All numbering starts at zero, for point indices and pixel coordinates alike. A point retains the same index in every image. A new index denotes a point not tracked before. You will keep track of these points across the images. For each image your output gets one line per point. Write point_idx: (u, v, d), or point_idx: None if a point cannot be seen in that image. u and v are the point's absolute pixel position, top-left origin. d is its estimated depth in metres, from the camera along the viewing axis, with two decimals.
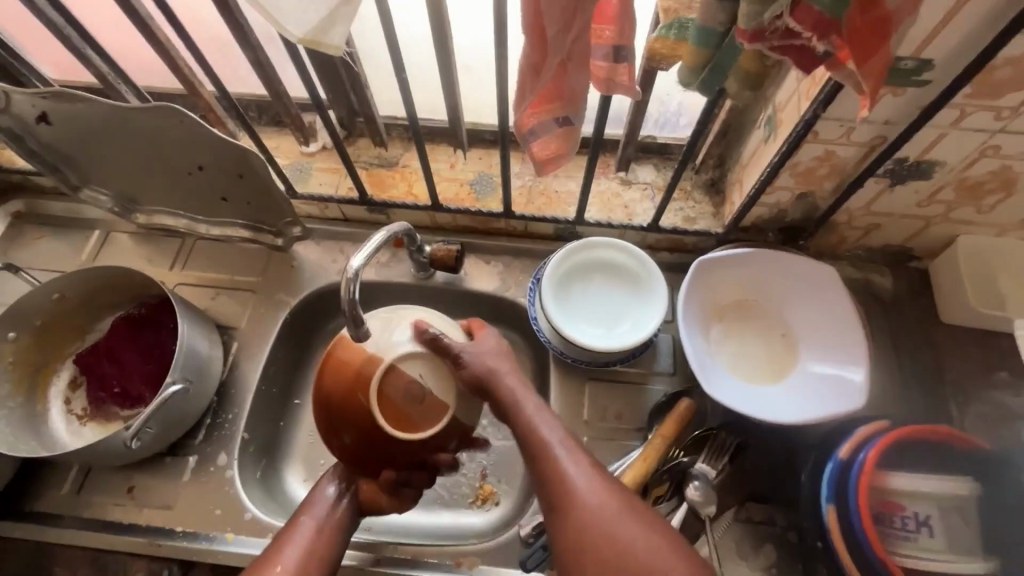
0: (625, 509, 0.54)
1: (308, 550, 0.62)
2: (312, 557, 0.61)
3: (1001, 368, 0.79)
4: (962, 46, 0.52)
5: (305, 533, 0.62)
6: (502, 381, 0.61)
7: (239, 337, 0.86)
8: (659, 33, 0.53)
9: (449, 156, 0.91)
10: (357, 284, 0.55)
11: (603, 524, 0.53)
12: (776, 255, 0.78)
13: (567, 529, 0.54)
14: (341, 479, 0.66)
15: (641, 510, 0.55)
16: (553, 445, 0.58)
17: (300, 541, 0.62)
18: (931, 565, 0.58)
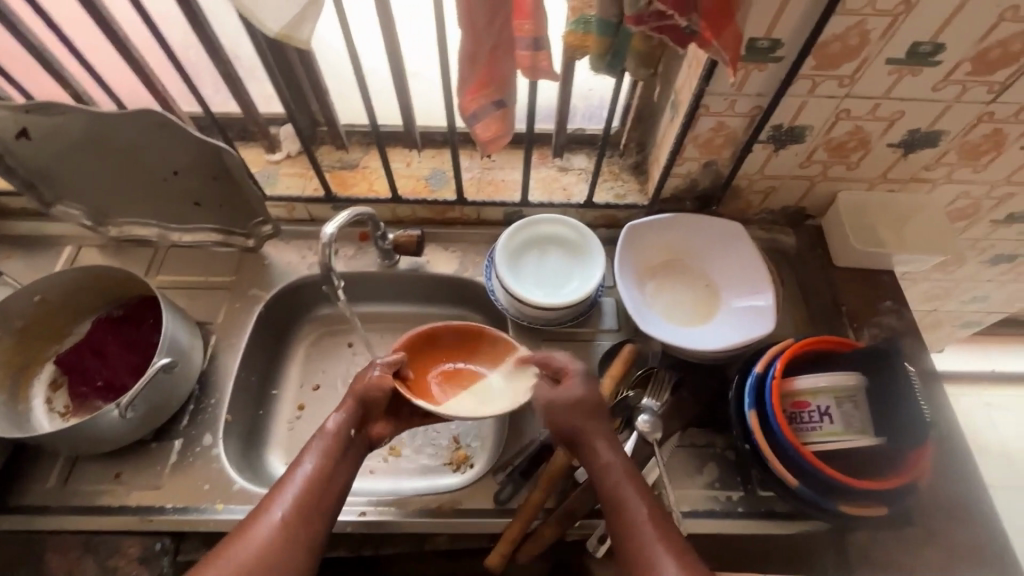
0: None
1: (320, 464, 0.67)
2: (322, 475, 0.67)
3: (886, 298, 0.94)
4: (800, 28, 0.67)
5: (316, 446, 0.69)
6: (589, 440, 0.70)
7: (216, 331, 0.92)
8: (571, 29, 0.64)
9: (405, 156, 1.01)
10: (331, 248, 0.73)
11: None
12: (690, 216, 0.91)
13: None
14: (352, 414, 0.73)
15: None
16: (638, 521, 0.63)
17: (315, 450, 0.69)
18: (830, 446, 0.70)
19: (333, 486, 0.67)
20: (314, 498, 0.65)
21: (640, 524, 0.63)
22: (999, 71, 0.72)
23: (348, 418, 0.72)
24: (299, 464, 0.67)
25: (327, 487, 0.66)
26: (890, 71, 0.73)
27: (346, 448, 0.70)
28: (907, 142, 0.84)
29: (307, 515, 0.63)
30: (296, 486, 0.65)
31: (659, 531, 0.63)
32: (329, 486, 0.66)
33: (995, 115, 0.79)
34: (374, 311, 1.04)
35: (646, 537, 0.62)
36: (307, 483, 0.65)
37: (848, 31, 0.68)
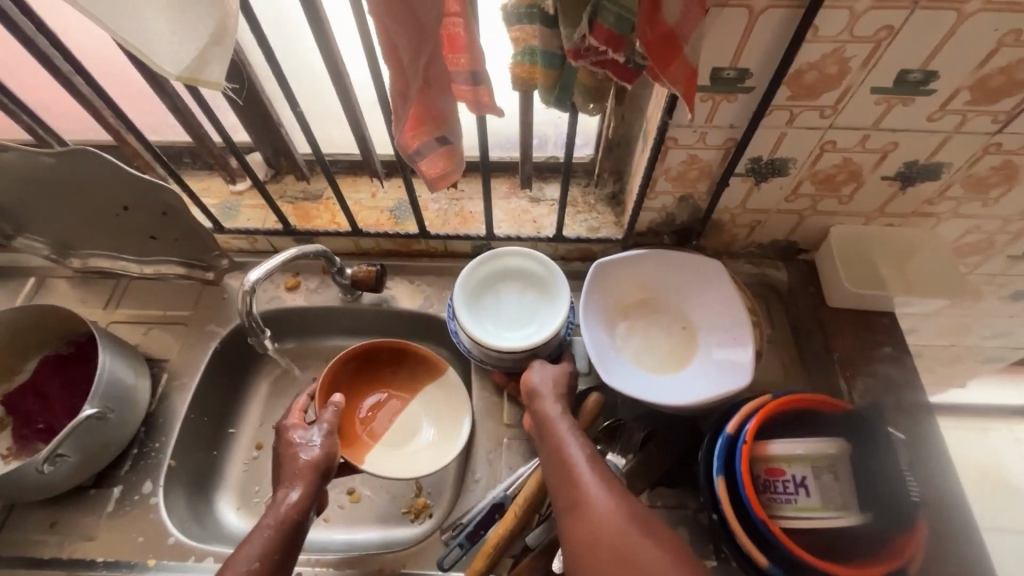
0: (633, 515, 0.57)
1: (281, 519, 0.65)
2: (286, 526, 0.64)
3: (884, 343, 0.85)
4: (768, 57, 0.61)
5: (265, 530, 0.63)
6: (543, 397, 0.72)
7: (168, 369, 0.89)
8: (516, 60, 0.58)
9: (370, 187, 0.97)
10: (251, 296, 0.72)
11: (610, 523, 0.56)
12: (665, 253, 0.85)
13: (578, 529, 0.57)
14: (306, 485, 0.68)
15: (658, 537, 0.55)
16: (576, 459, 0.63)
17: (263, 535, 0.63)
18: (806, 523, 0.63)
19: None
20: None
21: (575, 458, 0.63)
22: (1003, 99, 0.64)
23: (301, 488, 0.68)
24: (247, 546, 0.62)
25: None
26: (877, 100, 0.65)
27: (299, 533, 0.65)
28: (904, 175, 0.76)
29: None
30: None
31: (594, 467, 0.62)
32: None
33: (1003, 146, 0.71)
34: (339, 346, 1.00)
35: (580, 469, 0.62)
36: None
37: (824, 59, 0.61)
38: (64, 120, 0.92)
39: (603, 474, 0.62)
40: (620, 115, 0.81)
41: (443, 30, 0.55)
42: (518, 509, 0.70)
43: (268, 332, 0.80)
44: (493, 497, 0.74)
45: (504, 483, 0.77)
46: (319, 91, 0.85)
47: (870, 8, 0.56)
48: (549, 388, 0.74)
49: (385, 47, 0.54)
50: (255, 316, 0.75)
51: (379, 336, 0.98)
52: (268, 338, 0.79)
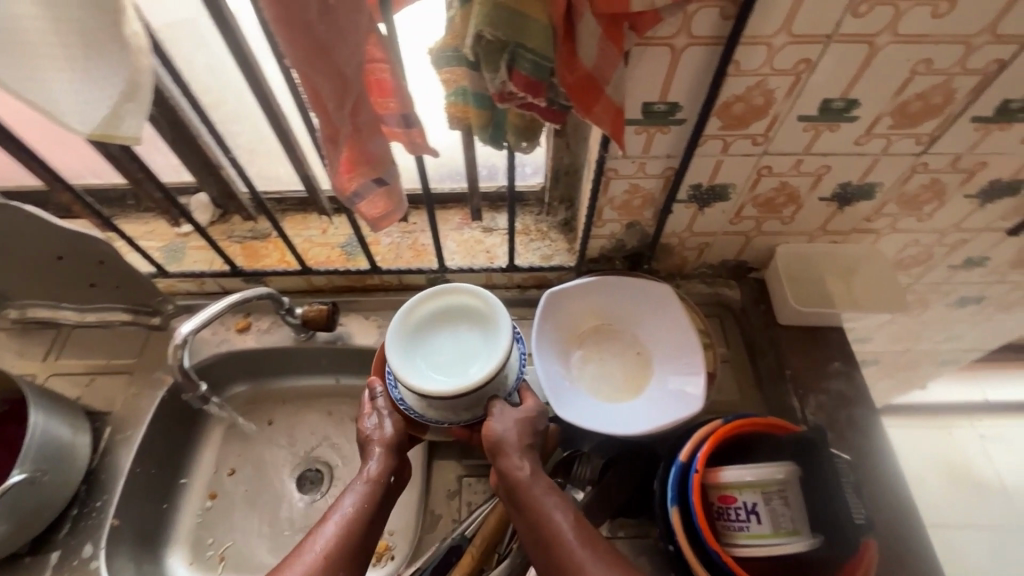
0: None
1: (362, 496, 0.67)
2: (365, 504, 0.66)
3: (835, 358, 0.87)
4: (695, 91, 0.62)
5: (354, 492, 0.67)
6: (510, 457, 0.67)
7: (111, 422, 0.85)
8: (450, 100, 0.57)
9: (320, 223, 0.95)
10: (184, 349, 0.70)
11: None
12: (619, 276, 0.85)
13: None
14: (383, 458, 0.71)
15: None
16: (566, 533, 0.60)
17: (355, 493, 0.67)
18: (757, 550, 0.63)
19: (365, 541, 0.64)
20: (351, 543, 0.63)
21: (565, 534, 0.60)
22: (924, 122, 0.66)
23: (379, 460, 0.71)
24: (338, 505, 0.66)
25: (365, 536, 0.64)
26: (805, 127, 0.67)
27: (383, 495, 0.69)
28: (840, 196, 0.78)
29: (337, 565, 0.60)
30: (335, 530, 0.63)
31: (585, 537, 0.61)
32: (365, 534, 0.64)
33: (929, 166, 0.73)
34: (295, 386, 0.97)
35: (573, 545, 0.60)
36: (346, 528, 0.63)
37: (750, 90, 0.62)
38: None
39: (597, 545, 0.60)
40: (564, 145, 0.81)
41: (369, 77, 0.55)
42: (475, 551, 0.71)
43: (204, 385, 0.77)
44: (450, 540, 0.73)
45: (464, 522, 0.76)
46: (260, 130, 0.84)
47: (788, 43, 0.57)
48: (513, 442, 0.68)
49: (310, 95, 0.54)
50: (189, 369, 0.74)
51: (337, 372, 0.96)
52: (202, 389, 0.76)
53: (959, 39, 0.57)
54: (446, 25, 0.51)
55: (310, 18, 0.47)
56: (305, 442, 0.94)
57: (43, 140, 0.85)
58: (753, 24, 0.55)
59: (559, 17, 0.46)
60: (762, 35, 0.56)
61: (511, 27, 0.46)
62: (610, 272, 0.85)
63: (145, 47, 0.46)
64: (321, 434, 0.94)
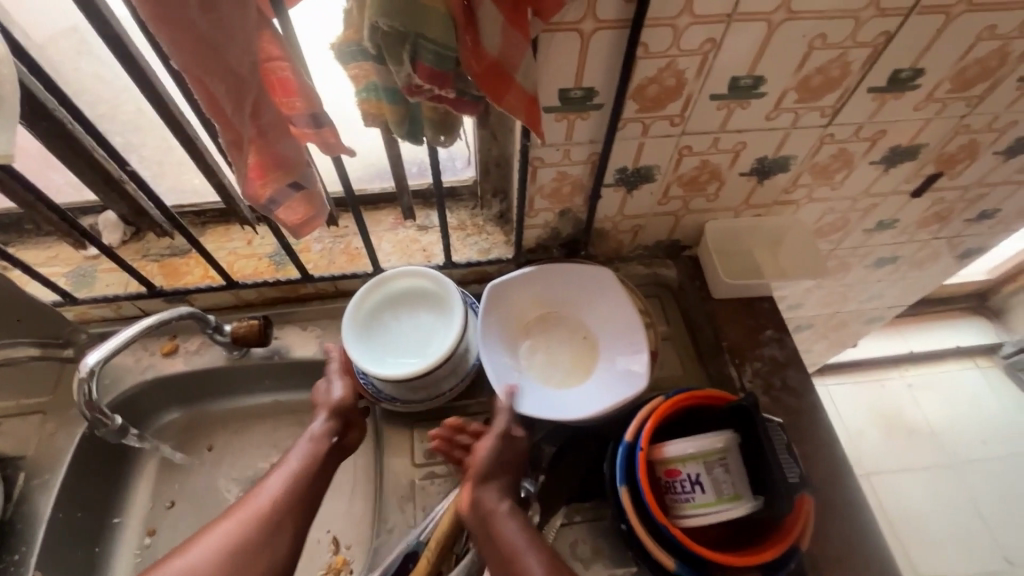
0: None
1: (307, 454, 0.71)
2: (310, 461, 0.70)
3: (767, 327, 0.90)
4: (608, 75, 0.63)
5: (299, 449, 0.71)
6: (486, 481, 0.69)
7: (26, 466, 0.79)
8: (363, 96, 0.54)
9: (244, 233, 0.90)
10: (90, 380, 0.65)
11: None
12: (560, 265, 0.85)
13: None
14: (329, 419, 0.75)
15: None
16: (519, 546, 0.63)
17: (300, 450, 0.71)
18: (704, 519, 0.65)
19: (309, 494, 0.68)
20: (296, 493, 0.67)
21: (523, 552, 0.62)
22: (826, 95, 0.70)
23: (326, 418, 0.75)
24: (285, 462, 0.71)
25: (311, 486, 0.69)
26: (717, 106, 0.69)
27: (329, 453, 0.72)
28: (758, 169, 0.81)
29: (282, 513, 0.65)
30: (281, 481, 0.68)
31: (537, 548, 0.63)
32: (311, 485, 0.69)
33: (836, 136, 0.77)
34: (233, 406, 0.93)
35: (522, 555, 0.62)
36: (291, 479, 0.68)
37: (661, 72, 0.63)
38: None
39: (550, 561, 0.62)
40: (490, 136, 0.80)
41: (269, 76, 0.52)
42: (430, 555, 0.70)
43: (119, 417, 0.73)
44: (405, 546, 0.72)
45: (418, 527, 0.75)
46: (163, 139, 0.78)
47: (691, 24, 0.59)
48: (494, 466, 0.70)
49: (204, 98, 0.50)
50: (97, 403, 0.68)
51: (278, 387, 0.92)
52: (117, 423, 0.72)
53: (848, 13, 0.59)
54: (345, 17, 0.49)
55: (189, 15, 0.44)
56: (250, 463, 0.89)
57: None
58: (656, 7, 0.56)
59: (456, 6, 0.45)
60: (665, 17, 0.57)
61: (409, 18, 0.44)
62: (551, 262, 0.85)
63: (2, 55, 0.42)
64: (266, 454, 0.90)
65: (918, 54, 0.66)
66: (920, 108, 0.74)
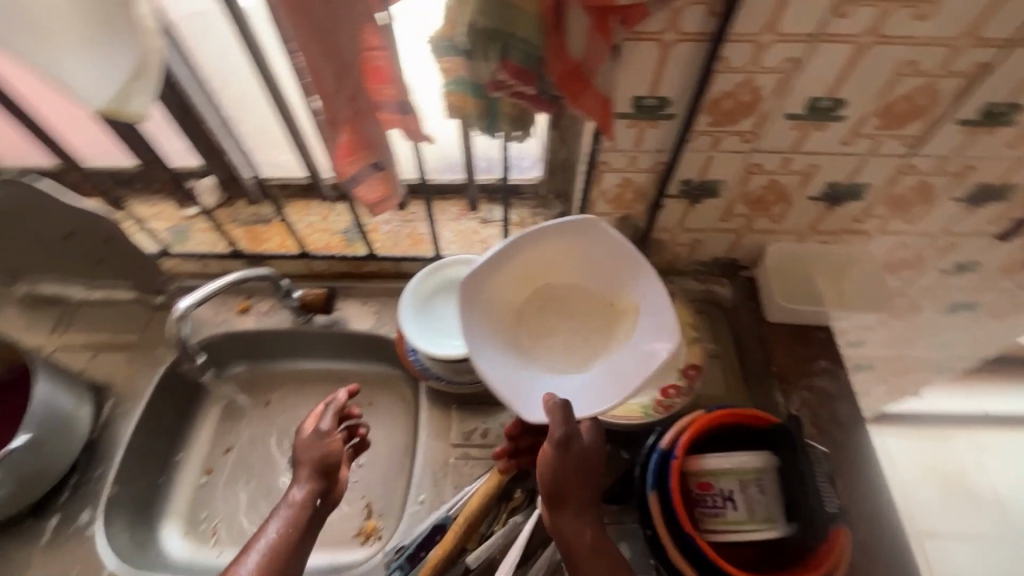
0: None
1: (288, 524, 0.65)
2: (291, 534, 0.65)
3: (821, 357, 0.89)
4: (684, 86, 0.64)
5: (280, 517, 0.65)
6: (561, 492, 0.64)
7: (113, 395, 0.88)
8: (451, 89, 0.57)
9: (321, 209, 0.97)
10: (184, 321, 0.73)
11: None
12: (556, 229, 0.71)
13: None
14: (309, 480, 0.69)
15: None
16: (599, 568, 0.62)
17: (279, 519, 0.65)
18: (733, 536, 0.65)
19: (289, 569, 0.63)
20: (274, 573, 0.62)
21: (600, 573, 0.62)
22: (909, 124, 0.68)
23: (309, 479, 0.69)
24: (262, 534, 0.65)
25: (291, 562, 0.64)
26: (792, 126, 0.69)
27: (312, 520, 0.67)
28: (829, 195, 0.79)
29: None
30: (258, 559, 0.62)
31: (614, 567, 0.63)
32: (293, 558, 0.64)
33: (916, 168, 0.74)
34: (291, 368, 1.00)
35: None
36: (269, 557, 0.62)
37: (737, 87, 0.64)
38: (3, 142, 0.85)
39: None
40: (560, 138, 0.83)
41: (365, 65, 0.56)
42: (458, 529, 0.73)
43: (201, 357, 0.83)
44: (434, 518, 0.76)
45: (448, 503, 0.79)
46: None
47: (774, 42, 0.59)
48: (567, 478, 0.63)
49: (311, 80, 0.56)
50: (186, 341, 0.77)
51: (334, 355, 0.98)
52: (197, 362, 0.82)
53: (941, 41, 0.58)
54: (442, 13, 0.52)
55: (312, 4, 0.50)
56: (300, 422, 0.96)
57: (56, 116, 0.80)
58: (740, 22, 0.57)
59: (547, 9, 0.48)
60: (747, 33, 0.58)
61: (500, 17, 0.48)
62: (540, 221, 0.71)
63: (153, 30, 0.49)
64: None
65: (1016, 89, 0.63)
66: (1015, 146, 0.71)
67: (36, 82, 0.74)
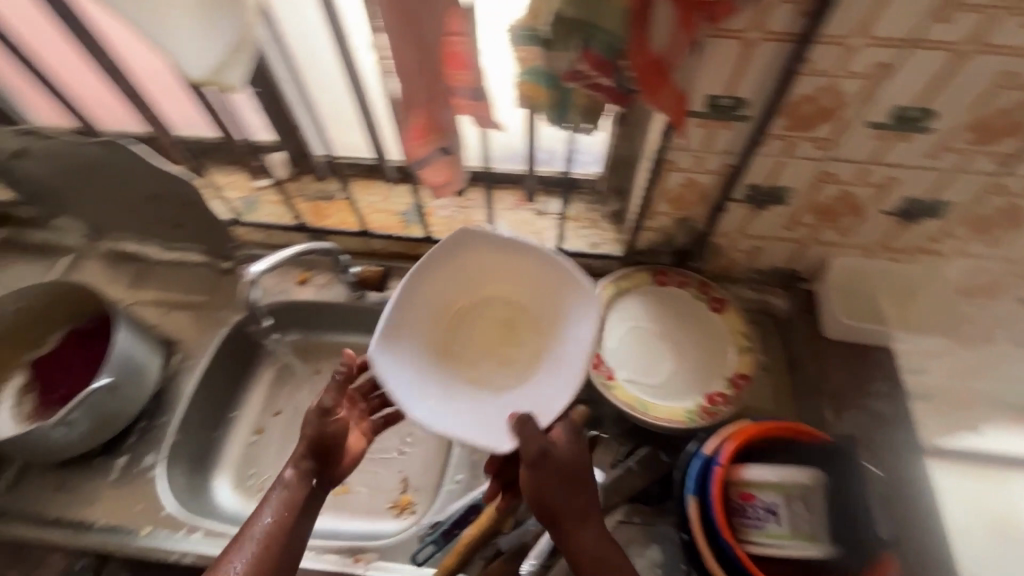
0: None
1: (278, 511, 0.67)
2: (282, 522, 0.66)
3: (877, 377, 0.85)
4: (763, 87, 0.63)
5: (273, 502, 0.67)
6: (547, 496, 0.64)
7: (181, 349, 0.95)
8: (526, 80, 0.56)
9: (382, 189, 1.00)
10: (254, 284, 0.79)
11: None
12: (446, 260, 0.75)
13: None
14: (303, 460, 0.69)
15: None
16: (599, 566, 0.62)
17: (271, 506, 0.67)
18: (774, 550, 0.64)
19: (286, 554, 0.65)
20: (269, 560, 0.64)
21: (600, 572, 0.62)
22: (1004, 140, 0.64)
23: (304, 460, 0.69)
24: (257, 521, 0.66)
25: (287, 548, 0.65)
26: (874, 135, 0.66)
27: (307, 502, 0.68)
28: (905, 211, 0.76)
29: None
30: (253, 547, 0.64)
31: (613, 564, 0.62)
32: (289, 544, 0.66)
33: (1007, 188, 0.70)
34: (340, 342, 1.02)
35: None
36: (263, 543, 0.64)
37: (820, 91, 0.62)
38: (104, 113, 0.91)
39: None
40: (625, 135, 0.82)
41: (445, 49, 0.57)
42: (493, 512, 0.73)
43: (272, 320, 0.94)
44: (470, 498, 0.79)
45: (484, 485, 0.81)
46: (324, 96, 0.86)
47: (865, 45, 0.57)
48: (547, 483, 0.63)
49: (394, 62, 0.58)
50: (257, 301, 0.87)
51: None
52: (264, 325, 0.94)
53: None
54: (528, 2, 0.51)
55: None
56: None
57: (156, 88, 0.86)
58: (832, 23, 0.56)
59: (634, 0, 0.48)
60: (837, 34, 0.57)
61: (587, 7, 0.48)
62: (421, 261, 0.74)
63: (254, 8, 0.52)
64: None
65: None
66: None
67: (141, 52, 0.80)
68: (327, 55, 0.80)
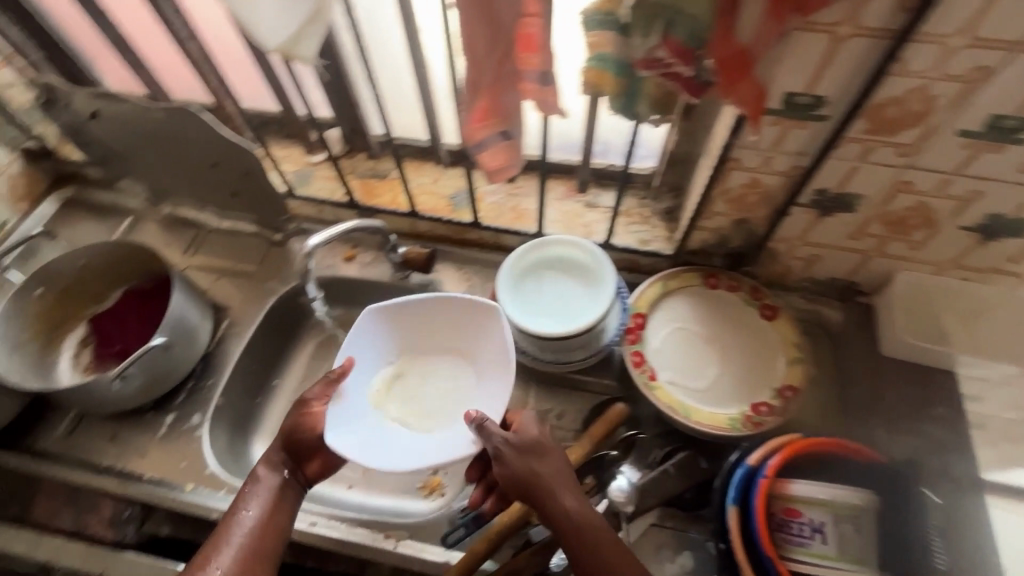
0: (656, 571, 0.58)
1: (257, 506, 0.67)
2: (261, 515, 0.67)
3: (938, 403, 0.81)
4: (847, 85, 0.59)
5: (252, 497, 0.68)
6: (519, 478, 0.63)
7: (229, 316, 0.97)
8: (595, 65, 0.54)
9: (433, 172, 1.00)
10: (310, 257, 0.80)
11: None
12: (368, 335, 0.79)
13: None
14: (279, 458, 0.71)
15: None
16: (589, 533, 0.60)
17: (251, 502, 0.68)
18: (816, 568, 0.63)
19: (269, 549, 0.65)
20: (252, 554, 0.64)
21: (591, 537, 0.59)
22: None
23: (279, 459, 0.72)
24: (238, 519, 0.66)
25: (268, 543, 0.66)
26: (963, 144, 0.62)
27: (285, 496, 0.70)
28: (985, 228, 0.71)
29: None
30: (236, 542, 0.64)
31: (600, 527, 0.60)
32: (271, 539, 0.66)
33: None
34: None
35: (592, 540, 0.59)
36: (246, 539, 0.65)
37: (908, 94, 0.59)
38: (173, 82, 0.94)
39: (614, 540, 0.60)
40: (687, 130, 0.80)
41: (520, 30, 0.57)
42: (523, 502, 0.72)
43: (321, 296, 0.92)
44: None
45: None
46: (385, 75, 0.86)
47: (966, 46, 0.54)
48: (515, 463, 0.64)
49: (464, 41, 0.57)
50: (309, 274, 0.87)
51: None
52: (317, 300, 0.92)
53: None
54: None
55: None
56: None
57: (223, 57, 0.88)
58: (932, 20, 0.52)
59: None
60: (937, 33, 0.53)
61: None
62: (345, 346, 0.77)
63: None
64: None
65: None
66: None
67: (213, 18, 0.82)
68: (392, 34, 0.80)
